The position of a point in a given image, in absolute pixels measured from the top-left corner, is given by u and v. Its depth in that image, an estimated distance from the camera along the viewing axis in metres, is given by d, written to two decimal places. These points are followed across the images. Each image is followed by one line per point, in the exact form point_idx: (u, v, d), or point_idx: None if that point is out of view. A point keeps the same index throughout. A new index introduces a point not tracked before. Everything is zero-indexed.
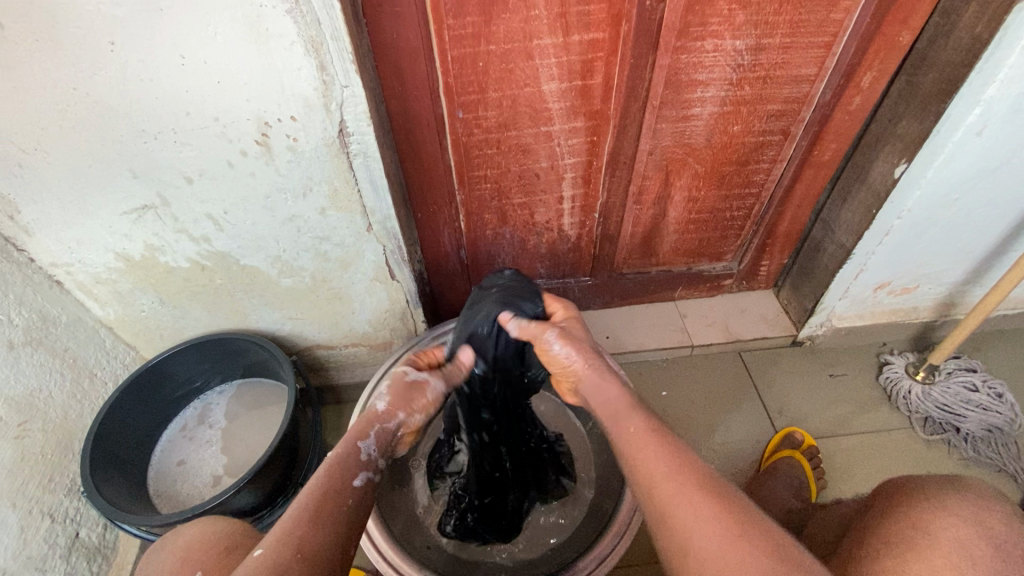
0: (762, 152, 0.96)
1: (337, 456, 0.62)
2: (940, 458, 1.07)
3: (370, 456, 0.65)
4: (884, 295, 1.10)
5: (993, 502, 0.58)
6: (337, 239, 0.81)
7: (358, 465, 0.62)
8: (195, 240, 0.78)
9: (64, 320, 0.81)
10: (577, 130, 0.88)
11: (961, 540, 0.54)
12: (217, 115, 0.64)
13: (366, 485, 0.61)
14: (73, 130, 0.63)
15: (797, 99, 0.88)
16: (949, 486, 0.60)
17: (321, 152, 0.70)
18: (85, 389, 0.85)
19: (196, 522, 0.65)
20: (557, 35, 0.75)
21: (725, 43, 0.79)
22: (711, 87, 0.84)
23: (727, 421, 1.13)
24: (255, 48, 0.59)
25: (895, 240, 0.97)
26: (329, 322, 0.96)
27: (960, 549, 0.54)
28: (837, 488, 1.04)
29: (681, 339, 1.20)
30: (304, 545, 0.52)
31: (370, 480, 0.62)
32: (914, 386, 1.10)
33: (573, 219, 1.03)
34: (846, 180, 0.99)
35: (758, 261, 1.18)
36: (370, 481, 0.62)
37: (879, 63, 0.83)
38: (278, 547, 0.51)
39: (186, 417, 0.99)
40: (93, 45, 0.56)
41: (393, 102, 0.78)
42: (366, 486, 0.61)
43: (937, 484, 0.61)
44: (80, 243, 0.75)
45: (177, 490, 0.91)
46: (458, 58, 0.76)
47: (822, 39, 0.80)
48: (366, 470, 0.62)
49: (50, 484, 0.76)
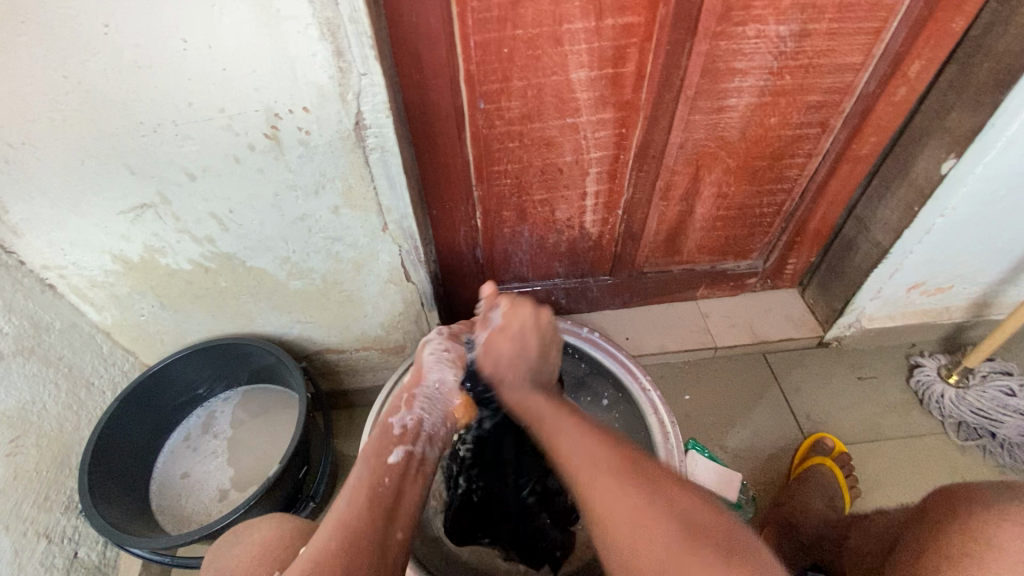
0: (798, 146, 0.90)
1: (374, 442, 0.64)
2: (975, 463, 1.03)
3: (404, 426, 0.67)
4: (917, 295, 1.05)
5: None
6: (351, 239, 0.76)
7: (391, 468, 0.61)
8: (198, 240, 0.72)
9: (58, 327, 0.75)
10: (605, 122, 0.82)
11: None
12: (223, 106, 0.58)
13: (403, 459, 0.63)
14: (65, 122, 0.57)
15: (840, 89, 0.82)
16: (1008, 493, 0.56)
17: (336, 146, 0.64)
18: (82, 400, 0.80)
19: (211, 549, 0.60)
20: (589, 20, 0.69)
21: (769, 28, 0.73)
22: (750, 76, 0.79)
23: (754, 426, 1.08)
24: (265, 30, 0.53)
25: (936, 239, 0.92)
26: (339, 326, 0.91)
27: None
28: (870, 497, 0.99)
29: (703, 340, 1.15)
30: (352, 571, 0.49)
31: (409, 451, 0.64)
32: (947, 390, 1.06)
33: (596, 216, 0.98)
34: (884, 176, 0.94)
35: (784, 260, 1.13)
36: (408, 454, 0.64)
37: (929, 51, 0.78)
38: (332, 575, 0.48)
39: (189, 426, 0.94)
40: (86, 28, 0.50)
41: (411, 92, 0.73)
42: (405, 460, 0.63)
43: (992, 490, 0.57)
44: (73, 245, 0.70)
45: (182, 504, 0.86)
46: (481, 43, 0.70)
47: (871, 24, 0.74)
48: (402, 446, 0.64)
49: (45, 502, 0.71)
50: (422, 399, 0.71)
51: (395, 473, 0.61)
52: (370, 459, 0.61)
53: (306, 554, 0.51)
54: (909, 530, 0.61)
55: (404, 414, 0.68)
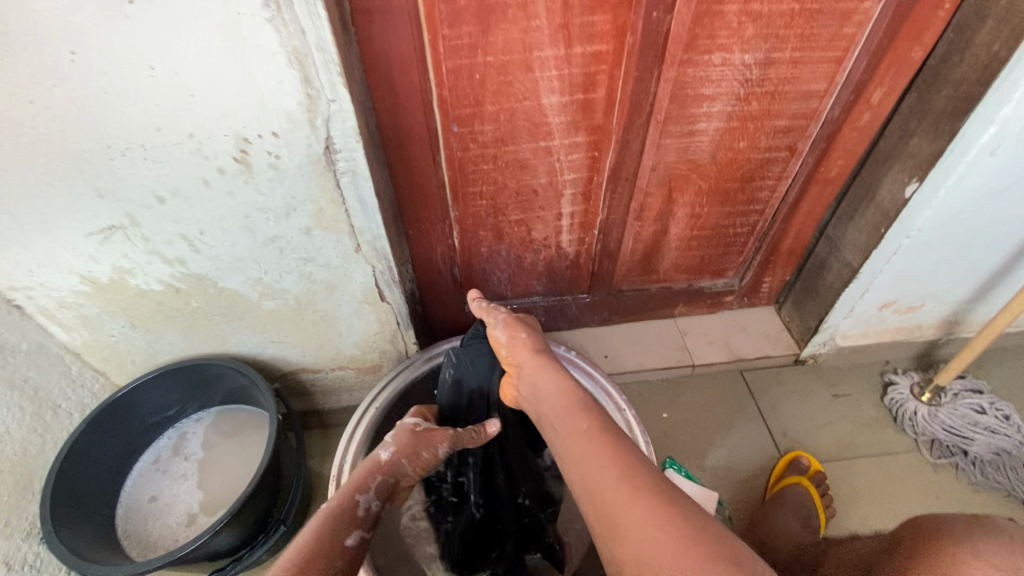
0: (768, 169, 0.92)
1: (335, 508, 0.62)
2: (948, 481, 1.04)
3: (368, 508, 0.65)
4: (889, 314, 1.07)
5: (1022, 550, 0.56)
6: (324, 260, 0.76)
7: (352, 525, 0.61)
8: (169, 261, 0.72)
9: (25, 348, 0.75)
10: (577, 145, 0.84)
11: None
12: (192, 131, 0.59)
13: (360, 542, 0.60)
14: (31, 145, 0.57)
15: (806, 114, 0.84)
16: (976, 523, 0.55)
17: (306, 170, 0.65)
18: (48, 422, 0.79)
19: None
20: (559, 48, 0.71)
21: (733, 57, 0.75)
22: (718, 102, 0.81)
23: (731, 445, 1.09)
24: (233, 58, 0.54)
25: (904, 259, 0.94)
26: (314, 346, 0.90)
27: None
28: (845, 516, 1.00)
29: (681, 358, 1.16)
30: None
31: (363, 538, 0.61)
32: (920, 408, 1.07)
33: (572, 236, 0.99)
34: (853, 197, 0.96)
35: (760, 279, 1.15)
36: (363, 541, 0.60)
37: (890, 79, 0.80)
38: None
39: (159, 448, 0.92)
40: (52, 55, 0.51)
41: (384, 116, 0.74)
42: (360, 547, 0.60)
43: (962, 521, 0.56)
44: (41, 266, 0.69)
45: (149, 529, 0.84)
46: (453, 69, 0.71)
47: (833, 54, 0.77)
48: (359, 530, 0.61)
49: (6, 528, 0.69)
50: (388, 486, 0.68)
51: (350, 560, 0.58)
52: (325, 535, 0.58)
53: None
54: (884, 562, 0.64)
55: (372, 496, 0.65)
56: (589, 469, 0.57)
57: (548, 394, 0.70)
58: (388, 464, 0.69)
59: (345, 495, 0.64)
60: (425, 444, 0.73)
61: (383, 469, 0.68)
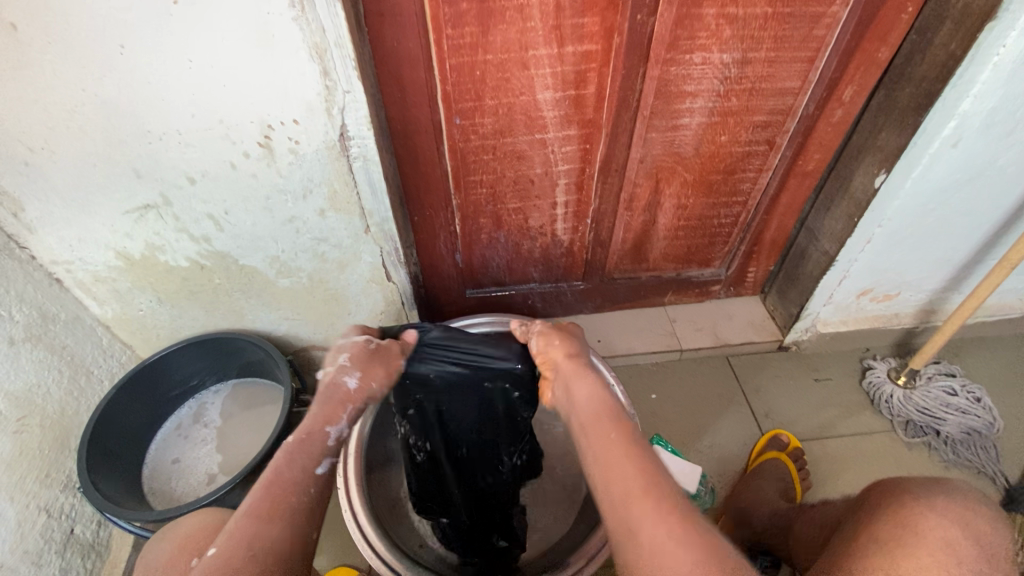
0: (748, 162, 0.99)
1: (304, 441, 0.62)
2: (923, 461, 1.10)
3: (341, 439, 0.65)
4: (867, 301, 1.13)
5: (972, 510, 0.64)
6: (336, 240, 0.83)
7: (324, 452, 0.62)
8: (196, 239, 0.79)
9: (63, 318, 0.82)
10: (570, 138, 0.90)
11: (949, 541, 0.61)
12: (223, 117, 0.66)
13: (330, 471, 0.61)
14: (81, 129, 0.65)
15: (782, 111, 0.91)
16: None
17: (322, 155, 0.72)
18: (82, 386, 0.86)
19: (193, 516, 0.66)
20: (552, 47, 0.78)
21: (713, 56, 0.82)
22: (699, 98, 0.88)
23: (717, 423, 1.15)
24: (262, 52, 0.61)
25: (877, 247, 1.00)
26: (324, 323, 0.97)
27: (947, 549, 0.60)
28: (821, 488, 1.06)
29: (670, 343, 1.22)
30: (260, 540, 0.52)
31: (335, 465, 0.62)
32: (895, 390, 1.13)
33: (566, 224, 1.06)
34: (829, 190, 1.02)
35: (745, 268, 1.21)
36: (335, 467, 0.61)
37: (859, 78, 0.87)
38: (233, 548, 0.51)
39: (181, 416, 1.00)
40: (105, 49, 0.58)
41: (393, 108, 0.81)
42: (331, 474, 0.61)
43: None
44: (81, 241, 0.77)
45: (172, 487, 0.92)
46: (456, 66, 0.78)
47: (805, 54, 0.83)
48: (329, 458, 0.62)
49: (46, 479, 0.77)
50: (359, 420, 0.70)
51: (321, 485, 0.59)
52: (294, 464, 0.59)
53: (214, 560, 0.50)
54: (848, 521, 0.70)
55: (342, 426, 0.66)
56: (613, 479, 0.54)
57: (579, 403, 0.65)
58: (360, 394, 0.70)
59: (314, 427, 0.64)
60: (380, 361, 0.74)
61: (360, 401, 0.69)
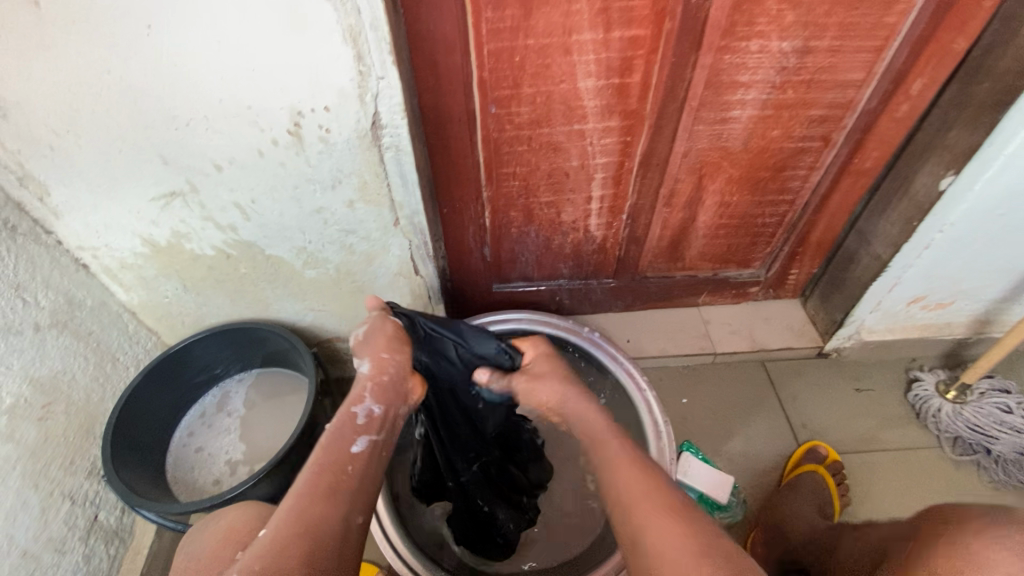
0: (800, 158, 0.93)
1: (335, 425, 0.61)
2: (969, 479, 1.04)
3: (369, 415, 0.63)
4: (918, 310, 1.07)
5: None
6: (364, 233, 0.80)
7: (358, 431, 0.61)
8: (222, 228, 0.77)
9: (89, 304, 0.81)
10: (611, 129, 0.85)
11: None
12: (252, 103, 0.63)
13: (367, 448, 0.60)
14: (107, 113, 0.62)
15: (841, 104, 0.84)
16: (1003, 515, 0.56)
17: (352, 145, 0.69)
18: (108, 372, 0.85)
19: (229, 511, 0.65)
20: (597, 32, 0.72)
21: (771, 44, 0.76)
22: (753, 90, 0.81)
23: (750, 431, 1.10)
24: (294, 35, 0.57)
25: (936, 253, 0.93)
26: (350, 316, 0.95)
27: None
28: (861, 506, 1.01)
29: (703, 346, 1.18)
30: (304, 519, 0.51)
31: (372, 440, 0.61)
32: (944, 404, 1.06)
33: (600, 220, 1.01)
34: (886, 190, 0.95)
35: (787, 270, 1.15)
36: (373, 443, 0.60)
37: (930, 71, 0.80)
38: (280, 526, 0.50)
39: (205, 404, 0.99)
40: (131, 29, 0.55)
41: (425, 96, 0.77)
42: (369, 450, 0.60)
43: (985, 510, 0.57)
44: (107, 227, 0.75)
45: (195, 476, 0.91)
46: (494, 52, 0.74)
47: (873, 43, 0.76)
48: (367, 435, 0.61)
49: (71, 466, 0.76)
50: (393, 388, 0.68)
51: (361, 464, 0.58)
52: (334, 446, 0.58)
53: (260, 544, 0.49)
54: (895, 545, 0.65)
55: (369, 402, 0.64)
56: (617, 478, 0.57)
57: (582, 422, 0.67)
58: (375, 370, 0.69)
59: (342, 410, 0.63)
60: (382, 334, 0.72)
61: (374, 374, 0.68)
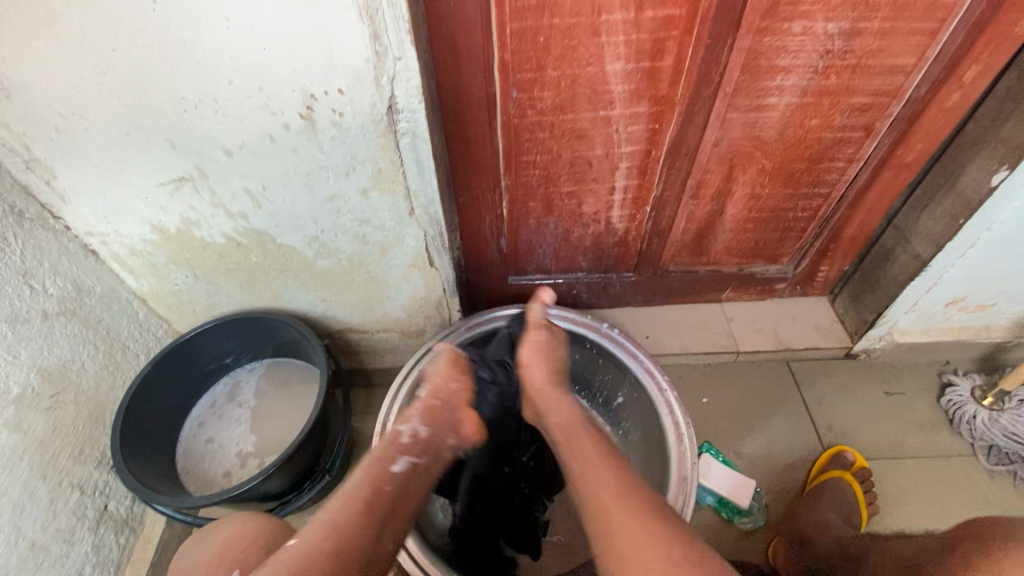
0: (839, 149, 0.87)
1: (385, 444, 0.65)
2: (1004, 490, 0.99)
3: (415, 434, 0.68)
4: (955, 312, 1.01)
5: None
6: (378, 222, 0.77)
7: (400, 452, 0.65)
8: (232, 215, 0.74)
9: (98, 291, 0.79)
10: (638, 116, 0.81)
11: None
12: (262, 85, 0.59)
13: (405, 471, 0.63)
14: (113, 95, 0.60)
15: (887, 92, 0.79)
16: None
17: (367, 130, 0.65)
18: (118, 361, 0.84)
19: (236, 517, 0.64)
20: (628, 11, 0.68)
21: (816, 25, 0.70)
22: (792, 75, 0.76)
23: (772, 434, 1.06)
24: (306, 12, 0.53)
25: (981, 254, 0.88)
26: (362, 306, 0.92)
27: None
28: (888, 516, 0.97)
29: (726, 344, 1.13)
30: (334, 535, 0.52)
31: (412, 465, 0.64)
32: (979, 411, 1.02)
33: (623, 212, 0.97)
34: (930, 185, 0.90)
35: (816, 267, 1.10)
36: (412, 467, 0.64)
37: (987, 56, 0.74)
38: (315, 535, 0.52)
39: (216, 393, 0.98)
40: (134, 4, 0.52)
41: (444, 78, 0.73)
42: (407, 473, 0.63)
43: None
44: (115, 213, 0.73)
45: (205, 467, 0.90)
46: (517, 31, 0.69)
47: (928, 25, 0.71)
48: (406, 457, 0.64)
49: (80, 455, 0.76)
50: (447, 414, 0.72)
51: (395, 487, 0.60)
52: (376, 466, 0.61)
53: (289, 552, 0.50)
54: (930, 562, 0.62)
55: (416, 423, 0.69)
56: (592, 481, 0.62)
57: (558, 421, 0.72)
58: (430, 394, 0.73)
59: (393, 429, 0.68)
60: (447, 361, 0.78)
61: (428, 398, 0.72)
